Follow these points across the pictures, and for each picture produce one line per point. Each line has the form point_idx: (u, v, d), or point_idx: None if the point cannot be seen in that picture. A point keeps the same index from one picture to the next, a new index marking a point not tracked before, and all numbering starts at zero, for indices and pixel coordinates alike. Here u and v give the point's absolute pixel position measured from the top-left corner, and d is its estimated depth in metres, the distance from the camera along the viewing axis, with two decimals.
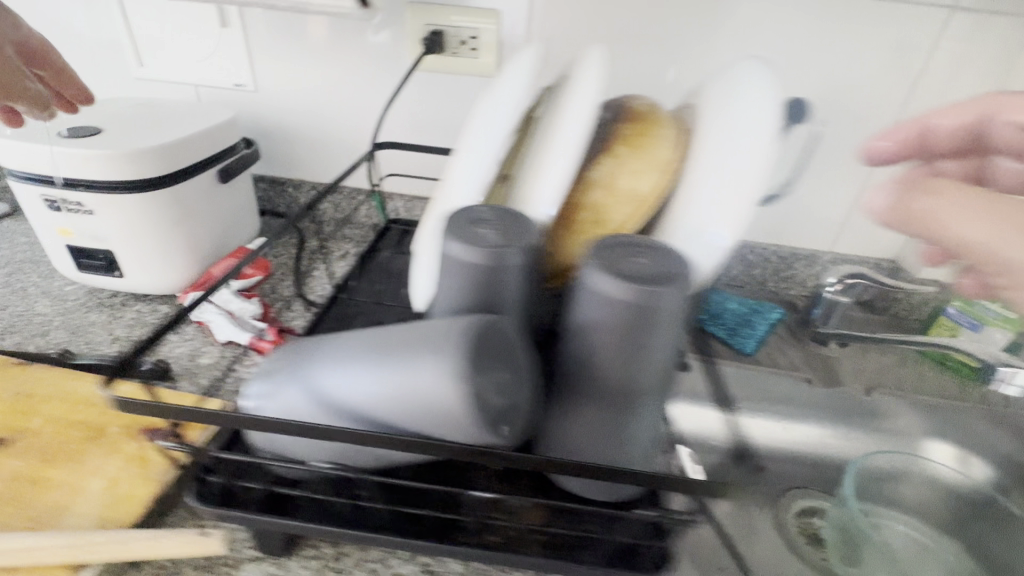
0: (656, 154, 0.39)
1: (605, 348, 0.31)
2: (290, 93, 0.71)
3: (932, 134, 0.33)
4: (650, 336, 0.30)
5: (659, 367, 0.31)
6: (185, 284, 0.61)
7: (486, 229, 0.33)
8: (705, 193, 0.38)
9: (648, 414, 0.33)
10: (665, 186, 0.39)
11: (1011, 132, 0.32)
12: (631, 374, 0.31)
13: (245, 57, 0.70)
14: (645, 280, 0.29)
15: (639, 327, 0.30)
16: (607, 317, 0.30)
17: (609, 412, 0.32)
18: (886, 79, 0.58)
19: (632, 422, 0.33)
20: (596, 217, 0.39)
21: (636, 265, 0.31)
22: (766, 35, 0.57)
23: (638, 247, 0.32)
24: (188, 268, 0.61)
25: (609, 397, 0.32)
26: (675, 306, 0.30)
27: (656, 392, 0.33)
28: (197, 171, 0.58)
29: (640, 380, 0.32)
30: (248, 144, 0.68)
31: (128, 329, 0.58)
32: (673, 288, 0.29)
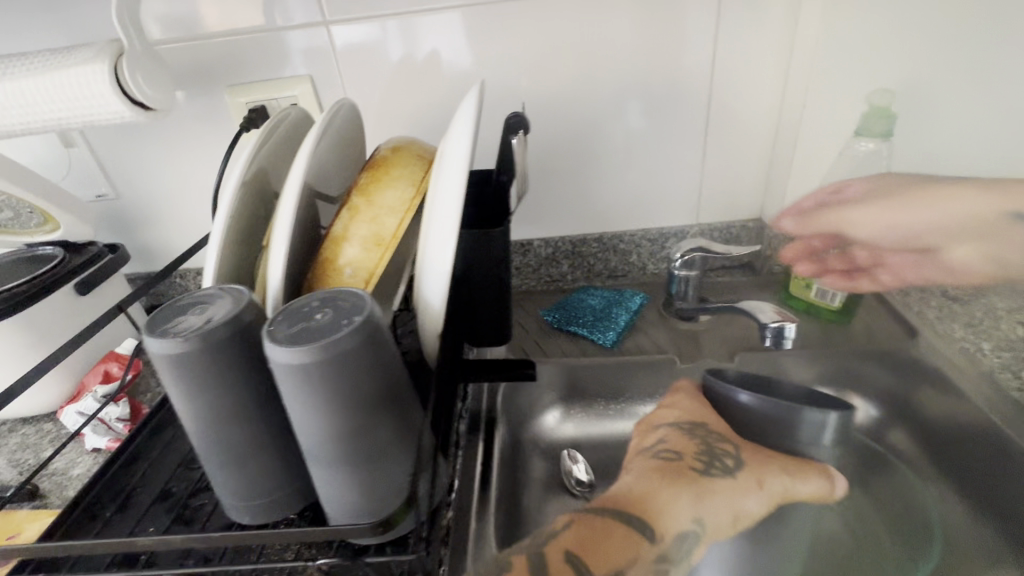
0: (391, 196, 0.45)
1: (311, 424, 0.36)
2: (149, 185, 0.80)
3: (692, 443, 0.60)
4: (348, 386, 0.35)
5: (370, 399, 0.36)
6: (64, 398, 0.68)
7: (185, 313, 0.37)
8: (434, 209, 0.43)
9: (375, 470, 0.38)
10: (403, 223, 0.45)
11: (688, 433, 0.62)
12: (328, 430, 0.36)
13: (100, 171, 0.78)
14: (319, 337, 0.34)
15: (335, 378, 0.34)
16: (308, 383, 0.34)
17: (332, 464, 0.37)
18: (671, 60, 0.70)
19: (360, 477, 0.38)
20: (339, 267, 0.45)
21: (317, 318, 0.35)
22: (552, 49, 0.69)
23: (344, 304, 0.36)
24: (65, 384, 0.67)
25: (323, 454, 0.37)
26: (365, 362, 0.35)
27: (376, 441, 0.37)
28: (52, 289, 0.66)
29: (346, 431, 0.36)
30: (113, 249, 0.77)
31: (15, 452, 0.65)
32: (355, 354, 0.34)
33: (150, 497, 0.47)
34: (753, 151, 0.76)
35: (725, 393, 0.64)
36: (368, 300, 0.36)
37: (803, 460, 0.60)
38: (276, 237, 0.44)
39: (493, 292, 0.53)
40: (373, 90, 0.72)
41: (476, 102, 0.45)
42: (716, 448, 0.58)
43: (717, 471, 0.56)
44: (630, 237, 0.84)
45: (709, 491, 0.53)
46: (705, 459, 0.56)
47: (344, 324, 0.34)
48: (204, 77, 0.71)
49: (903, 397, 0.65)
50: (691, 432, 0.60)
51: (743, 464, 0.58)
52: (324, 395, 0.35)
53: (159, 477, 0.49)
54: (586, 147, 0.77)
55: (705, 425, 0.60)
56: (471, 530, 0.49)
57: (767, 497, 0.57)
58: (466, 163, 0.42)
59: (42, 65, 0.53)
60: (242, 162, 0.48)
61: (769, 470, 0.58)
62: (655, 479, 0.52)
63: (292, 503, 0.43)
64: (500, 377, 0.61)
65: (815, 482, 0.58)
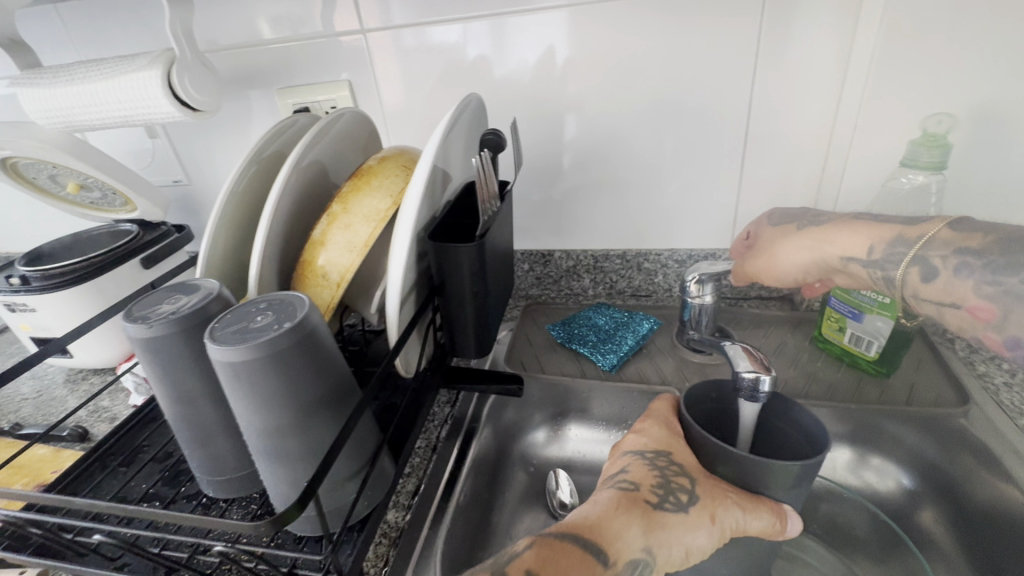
0: (367, 205, 0.47)
1: (243, 420, 0.38)
2: (214, 175, 0.90)
3: (632, 480, 0.44)
4: (273, 387, 0.36)
5: (298, 402, 0.37)
6: (124, 355, 0.79)
7: (161, 303, 0.42)
8: (402, 219, 0.46)
9: (302, 470, 0.39)
10: (375, 232, 0.47)
11: (634, 471, 0.45)
12: (255, 427, 0.37)
13: (177, 160, 0.89)
14: (249, 338, 0.35)
15: (260, 377, 0.36)
16: (234, 378, 0.35)
17: (263, 460, 0.39)
18: (710, 72, 0.65)
19: (289, 475, 0.39)
20: (317, 270, 0.48)
21: (255, 321, 0.37)
22: (586, 59, 0.67)
23: (286, 310, 0.38)
24: (125, 344, 0.78)
25: (255, 448, 0.38)
26: (290, 365, 0.36)
27: (305, 443, 0.39)
28: (122, 261, 0.77)
29: (275, 431, 0.37)
30: (179, 229, 0.87)
31: (83, 397, 0.77)
32: (279, 357, 0.36)
33: (148, 456, 0.53)
34: (799, 172, 0.69)
35: (689, 419, 0.45)
36: (309, 309, 0.38)
37: (766, 493, 0.41)
38: (260, 231, 0.51)
39: (471, 305, 0.53)
40: (411, 96, 0.75)
41: (450, 120, 0.48)
42: (668, 476, 0.43)
43: (670, 504, 0.42)
44: (656, 256, 0.80)
45: (659, 525, 0.41)
46: (659, 490, 0.43)
47: (275, 328, 0.36)
48: (259, 80, 0.79)
49: (945, 471, 0.56)
50: (653, 460, 0.45)
51: (698, 497, 0.42)
52: (250, 395, 0.36)
53: (160, 441, 0.55)
54: (614, 160, 0.74)
55: (670, 453, 0.45)
56: (421, 536, 0.50)
57: (721, 535, 0.40)
58: (425, 175, 0.45)
59: (115, 70, 0.62)
60: (237, 168, 0.55)
61: (726, 499, 0.41)
62: (611, 509, 0.42)
63: (249, 484, 0.46)
64: (487, 387, 0.63)
65: (772, 515, 0.40)
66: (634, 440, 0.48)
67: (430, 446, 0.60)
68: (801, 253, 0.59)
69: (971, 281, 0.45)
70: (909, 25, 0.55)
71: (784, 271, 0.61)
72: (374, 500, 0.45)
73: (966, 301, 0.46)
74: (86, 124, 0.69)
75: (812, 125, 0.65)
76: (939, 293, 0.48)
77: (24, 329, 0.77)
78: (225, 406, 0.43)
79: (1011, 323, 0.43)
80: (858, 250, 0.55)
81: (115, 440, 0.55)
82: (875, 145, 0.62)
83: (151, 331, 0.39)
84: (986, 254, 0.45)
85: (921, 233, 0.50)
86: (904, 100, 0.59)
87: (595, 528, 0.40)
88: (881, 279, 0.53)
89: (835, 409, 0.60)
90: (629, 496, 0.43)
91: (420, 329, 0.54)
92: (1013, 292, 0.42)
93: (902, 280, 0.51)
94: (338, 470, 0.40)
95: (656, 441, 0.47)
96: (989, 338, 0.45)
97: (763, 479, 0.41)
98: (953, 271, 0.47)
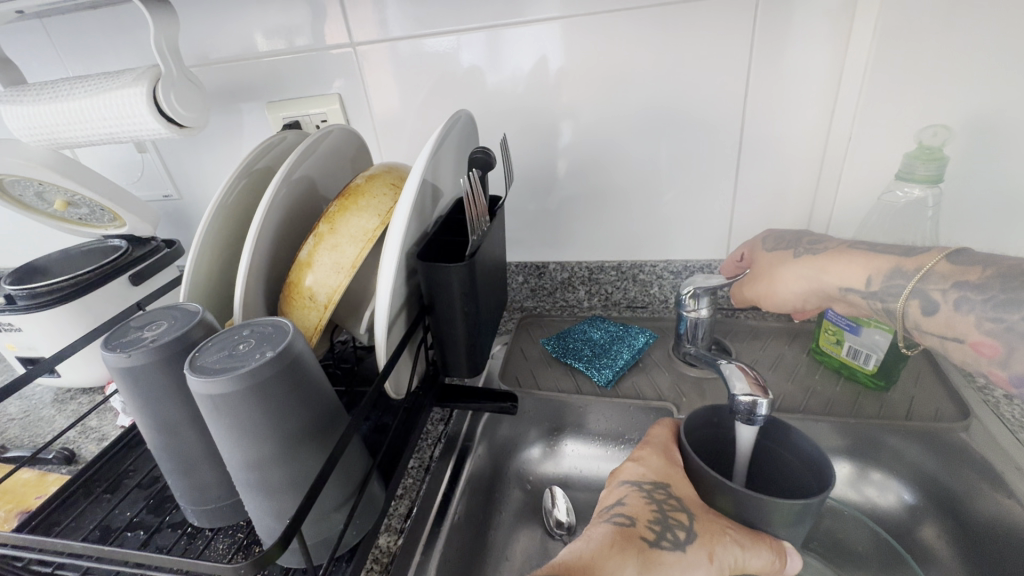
0: (354, 226, 0.46)
1: (225, 451, 0.36)
2: (205, 190, 0.89)
3: (629, 514, 0.43)
4: (254, 417, 0.35)
5: (282, 432, 0.36)
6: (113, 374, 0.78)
7: (141, 331, 0.40)
8: (390, 239, 0.45)
9: (286, 501, 0.38)
10: (363, 253, 0.46)
11: (631, 505, 0.44)
12: (237, 458, 0.36)
13: (167, 176, 0.88)
14: (229, 369, 0.34)
15: (241, 408, 0.34)
16: (214, 409, 0.34)
17: (246, 491, 0.38)
18: (703, 83, 0.64)
19: (273, 506, 0.38)
20: (303, 291, 0.47)
21: (238, 349, 0.36)
22: (579, 70, 0.66)
23: (269, 338, 0.37)
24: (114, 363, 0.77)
25: (238, 480, 0.37)
26: (273, 395, 0.35)
27: (289, 473, 0.38)
28: (111, 279, 0.76)
29: (258, 462, 0.36)
30: (170, 244, 0.86)
31: (70, 418, 0.75)
32: (261, 387, 0.34)
33: (132, 482, 0.52)
34: (793, 182, 0.68)
35: (690, 450, 0.45)
36: (292, 337, 0.38)
37: (765, 527, 0.40)
38: (246, 251, 0.50)
39: (462, 323, 0.52)
40: (404, 109, 0.75)
41: (438, 136, 0.47)
42: (666, 511, 0.42)
43: (666, 541, 0.41)
44: (651, 268, 0.79)
45: (655, 563, 0.40)
46: (656, 526, 0.42)
47: (257, 357, 0.35)
48: (250, 94, 0.78)
49: (947, 487, 0.55)
50: (650, 492, 0.44)
51: (696, 534, 0.41)
52: (231, 427, 0.35)
53: (145, 466, 0.54)
54: (607, 173, 0.73)
55: (669, 485, 0.45)
56: (413, 562, 0.49)
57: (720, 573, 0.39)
58: (413, 194, 0.44)
59: (100, 87, 0.61)
60: (222, 186, 0.54)
61: (724, 537, 0.40)
62: (606, 547, 0.40)
63: (234, 513, 0.45)
64: (480, 404, 0.62)
65: (772, 553, 0.40)
66: (632, 470, 0.47)
67: (422, 466, 0.59)
68: (800, 281, 0.60)
69: (973, 317, 0.46)
70: (901, 36, 0.55)
71: (782, 298, 0.62)
72: (364, 527, 0.43)
73: (970, 336, 0.47)
74: (72, 141, 0.68)
75: (807, 135, 0.65)
76: (942, 328, 0.49)
77: (10, 349, 0.76)
78: (208, 434, 0.42)
79: (1014, 360, 0.44)
80: (855, 281, 0.55)
81: (100, 466, 0.53)
82: (869, 155, 0.62)
83: (130, 361, 0.38)
84: (987, 289, 0.46)
85: (919, 265, 0.51)
86: (897, 110, 0.58)
87: (590, 563, 0.39)
88: (881, 311, 0.54)
89: (834, 424, 0.59)
90: (626, 532, 0.42)
91: (410, 348, 0.53)
92: (1015, 330, 0.44)
93: (902, 313, 0.52)
94: (324, 499, 0.39)
95: (655, 473, 0.46)
96: (995, 374, 0.47)
97: (763, 509, 0.39)
98: (954, 305, 0.48)
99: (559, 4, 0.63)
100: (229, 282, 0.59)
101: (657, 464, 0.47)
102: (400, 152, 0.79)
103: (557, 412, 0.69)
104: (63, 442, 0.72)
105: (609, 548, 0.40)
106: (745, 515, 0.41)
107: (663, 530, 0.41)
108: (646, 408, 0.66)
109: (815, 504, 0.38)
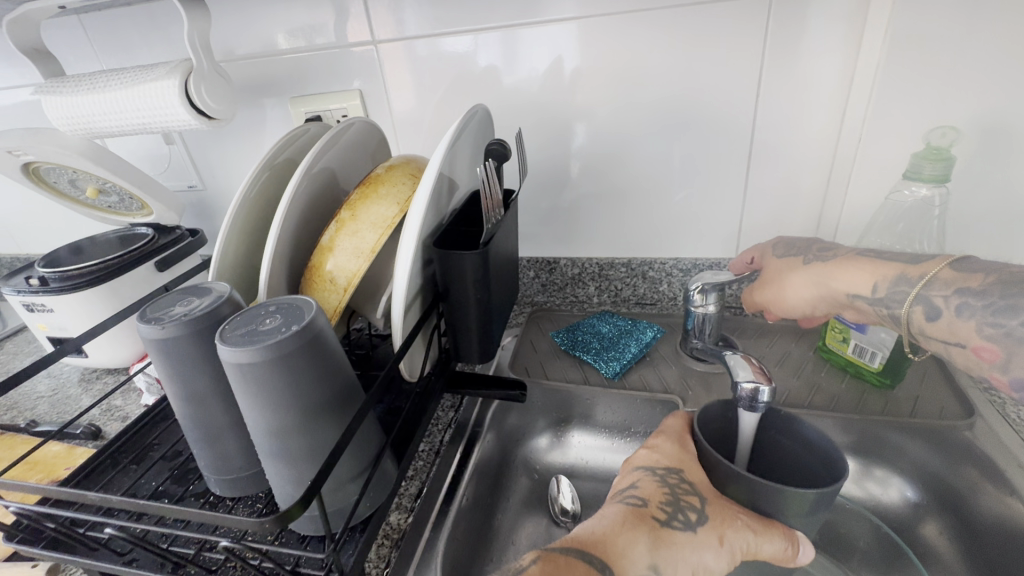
0: (374, 213, 0.48)
1: (252, 420, 0.39)
2: (228, 180, 0.92)
3: (642, 495, 0.44)
4: (279, 387, 0.37)
5: (305, 404, 0.38)
6: (136, 357, 0.81)
7: (174, 306, 0.43)
8: (408, 225, 0.47)
9: (306, 469, 0.40)
10: (381, 239, 0.48)
11: (645, 488, 0.45)
12: (262, 425, 0.38)
13: (192, 166, 0.91)
14: (258, 341, 0.37)
15: (267, 377, 0.37)
16: (241, 378, 0.37)
17: (270, 459, 0.40)
18: (714, 83, 0.65)
19: (294, 472, 0.40)
20: (323, 275, 0.49)
21: (265, 323, 0.39)
22: (592, 68, 0.68)
23: (292, 313, 0.40)
24: (138, 344, 0.80)
25: (263, 447, 0.39)
26: (297, 365, 0.37)
27: (311, 442, 0.40)
28: (139, 265, 0.79)
29: (283, 431, 0.38)
30: (194, 233, 0.89)
31: (96, 397, 0.79)
32: (287, 359, 0.37)
33: (157, 456, 0.54)
34: (803, 181, 0.69)
35: (703, 438, 0.46)
36: (315, 313, 0.40)
37: (778, 516, 0.41)
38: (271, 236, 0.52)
39: (475, 310, 0.54)
40: (421, 105, 0.77)
41: (456, 128, 0.49)
42: (677, 494, 0.44)
43: (678, 522, 0.42)
44: (660, 265, 0.80)
45: (666, 542, 0.41)
46: (668, 507, 0.43)
47: (284, 331, 0.38)
48: (274, 89, 0.81)
49: (950, 485, 0.56)
50: (663, 476, 0.45)
51: (708, 517, 0.42)
52: (258, 396, 0.37)
53: (169, 440, 0.56)
54: (619, 170, 0.75)
55: (682, 470, 0.46)
56: (422, 541, 0.51)
57: (731, 557, 0.40)
58: (431, 182, 0.46)
59: (136, 78, 0.64)
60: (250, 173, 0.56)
61: (736, 522, 0.41)
62: (617, 524, 0.42)
63: (253, 484, 0.47)
64: (489, 392, 0.63)
65: (784, 540, 0.40)
66: (647, 455, 0.49)
67: (433, 451, 0.60)
68: (809, 286, 0.60)
69: (973, 322, 0.48)
70: (913, 39, 0.55)
71: (792, 304, 0.62)
72: (376, 501, 0.45)
73: (972, 341, 0.48)
74: (105, 129, 0.71)
75: (817, 136, 0.66)
76: (945, 334, 0.50)
77: (41, 329, 0.79)
78: (233, 407, 0.44)
79: (1015, 364, 0.45)
80: (862, 288, 0.56)
81: (127, 439, 0.56)
82: (879, 157, 0.62)
83: (164, 334, 0.40)
84: (987, 295, 0.47)
85: (923, 272, 0.52)
86: (908, 113, 0.59)
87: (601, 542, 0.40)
88: (886, 317, 0.54)
89: (838, 419, 0.60)
90: (639, 512, 0.43)
91: (425, 331, 0.56)
92: (1014, 334, 0.45)
93: (907, 318, 0.52)
94: (341, 471, 0.41)
95: (669, 458, 0.47)
96: (996, 378, 0.47)
97: (775, 498, 0.40)
98: (955, 311, 0.49)
99: (573, 5, 0.65)
100: (252, 268, 0.61)
101: (671, 449, 0.48)
102: (417, 147, 0.81)
103: (565, 402, 0.70)
104: (89, 419, 0.75)
105: (621, 527, 0.42)
106: (745, 504, 0.42)
107: (676, 513, 0.43)
108: (652, 401, 0.67)
109: (829, 494, 0.39)
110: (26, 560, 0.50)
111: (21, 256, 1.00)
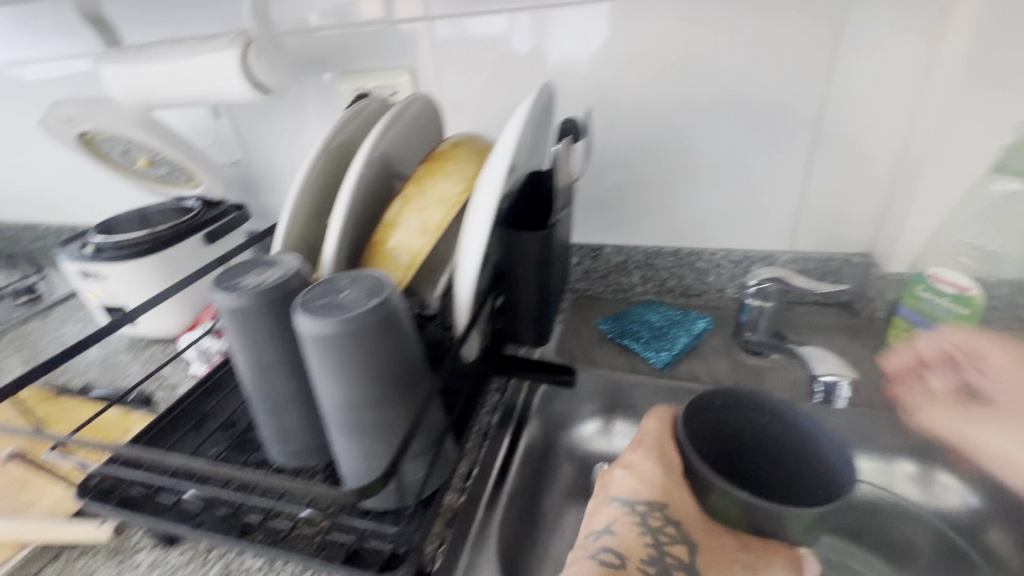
0: (441, 191, 0.48)
1: (326, 390, 0.39)
2: (272, 156, 0.92)
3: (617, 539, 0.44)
4: (356, 358, 0.37)
5: (377, 377, 0.38)
6: (183, 327, 0.82)
7: (248, 275, 0.43)
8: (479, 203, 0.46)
9: (376, 443, 0.40)
10: (447, 217, 0.47)
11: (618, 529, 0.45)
12: (337, 396, 0.38)
13: (237, 141, 0.92)
14: (338, 311, 0.37)
15: (345, 348, 0.37)
16: (319, 348, 0.37)
17: (342, 429, 0.40)
18: (780, 66, 0.63)
19: (366, 444, 0.40)
20: (387, 251, 0.48)
21: (342, 294, 0.39)
22: (652, 46, 0.66)
23: (366, 284, 0.40)
24: (185, 315, 0.81)
25: (336, 419, 0.39)
26: (373, 337, 0.37)
27: (383, 415, 0.40)
28: (188, 238, 0.80)
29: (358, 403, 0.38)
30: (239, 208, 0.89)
31: (145, 365, 0.80)
32: (365, 329, 0.37)
33: (215, 424, 0.55)
34: (868, 173, 0.66)
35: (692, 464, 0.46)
36: (389, 285, 0.40)
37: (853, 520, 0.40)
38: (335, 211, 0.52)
39: (534, 293, 0.54)
40: (470, 83, 0.75)
41: (530, 107, 0.47)
42: (660, 540, 0.43)
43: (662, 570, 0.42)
44: (710, 256, 0.78)
45: None
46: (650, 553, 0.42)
47: (363, 302, 0.38)
48: (322, 63, 0.80)
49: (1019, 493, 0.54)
50: (644, 516, 0.45)
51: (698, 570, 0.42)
52: (335, 366, 0.37)
53: (224, 409, 0.57)
54: (671, 157, 0.73)
55: (665, 506, 0.46)
56: (476, 522, 0.50)
57: None
58: (508, 159, 0.45)
59: (194, 49, 0.64)
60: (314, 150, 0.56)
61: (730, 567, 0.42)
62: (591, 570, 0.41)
63: (314, 456, 0.47)
64: (538, 376, 0.63)
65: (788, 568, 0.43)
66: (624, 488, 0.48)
67: (482, 433, 0.60)
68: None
69: None
70: (1005, 24, 0.52)
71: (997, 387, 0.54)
72: (437, 481, 0.45)
73: None
74: (158, 99, 0.71)
75: (889, 124, 0.63)
76: None
77: (93, 297, 0.81)
78: (300, 378, 0.44)
79: None
80: None
81: (185, 406, 0.57)
82: (961, 148, 0.59)
83: (241, 301, 0.40)
84: None
85: None
86: (993, 104, 0.56)
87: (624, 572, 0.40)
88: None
89: (899, 420, 0.58)
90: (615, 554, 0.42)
91: (485, 316, 0.54)
92: None
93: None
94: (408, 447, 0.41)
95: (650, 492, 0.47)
96: None
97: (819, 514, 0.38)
98: None
99: None
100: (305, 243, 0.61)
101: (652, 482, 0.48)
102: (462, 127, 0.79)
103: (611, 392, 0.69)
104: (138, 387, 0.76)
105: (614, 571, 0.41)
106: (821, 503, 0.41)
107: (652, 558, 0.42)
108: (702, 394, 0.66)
109: None
110: (93, 517, 0.52)
111: (69, 226, 1.03)
